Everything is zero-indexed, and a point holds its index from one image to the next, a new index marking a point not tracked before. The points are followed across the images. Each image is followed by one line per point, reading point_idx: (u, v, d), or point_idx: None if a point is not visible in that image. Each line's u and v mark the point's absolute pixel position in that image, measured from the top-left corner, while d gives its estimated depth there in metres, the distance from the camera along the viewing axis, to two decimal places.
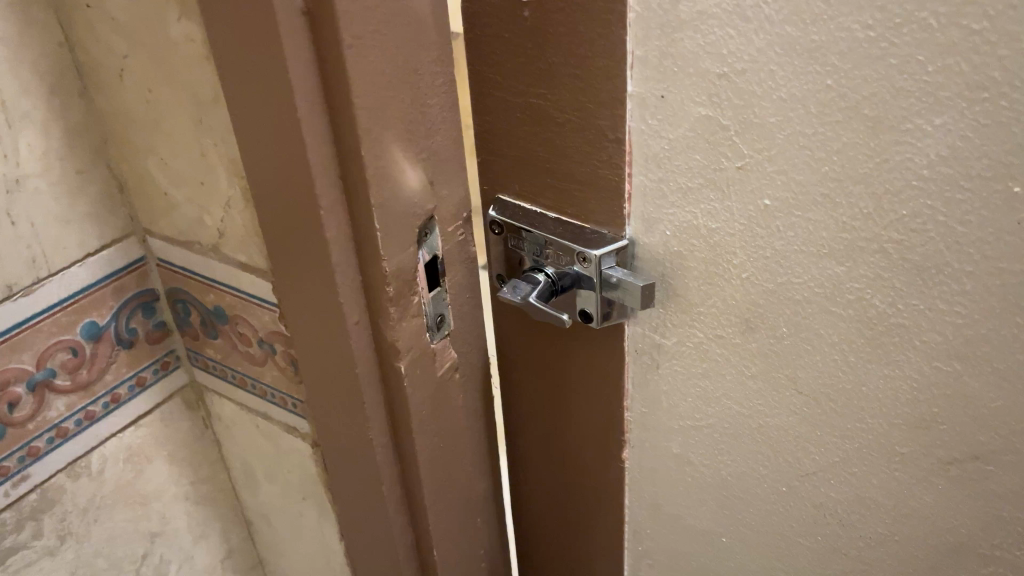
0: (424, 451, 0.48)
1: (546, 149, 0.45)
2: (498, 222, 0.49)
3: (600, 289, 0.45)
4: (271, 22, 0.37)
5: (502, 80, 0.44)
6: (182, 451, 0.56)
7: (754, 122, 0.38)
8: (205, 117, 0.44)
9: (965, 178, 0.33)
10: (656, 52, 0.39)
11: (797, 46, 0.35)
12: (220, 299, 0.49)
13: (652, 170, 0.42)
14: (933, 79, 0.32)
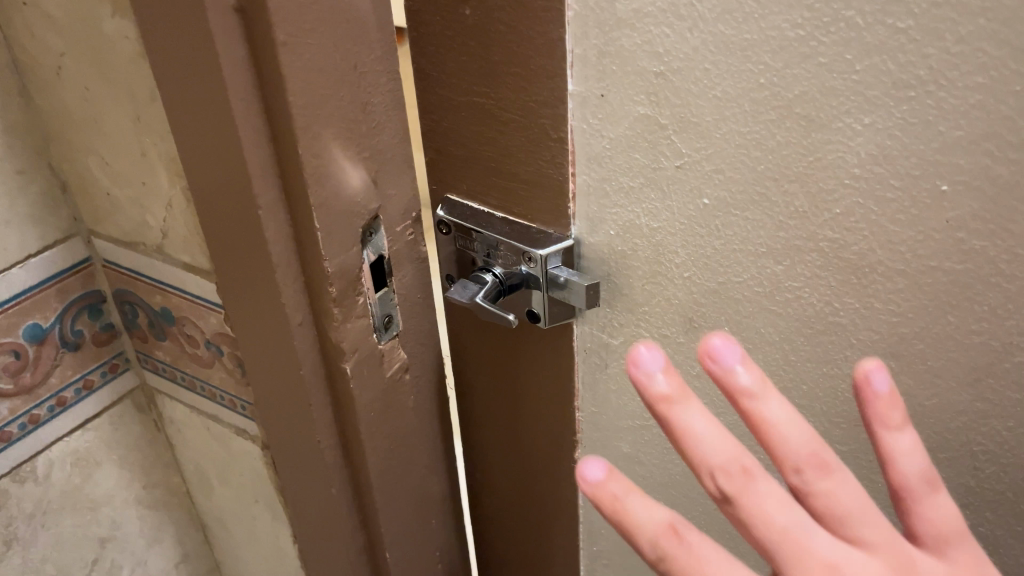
0: (373, 452, 0.49)
1: (490, 146, 0.44)
2: (447, 221, 0.48)
3: (547, 288, 0.44)
4: (190, 22, 0.35)
5: (446, 78, 0.43)
6: (133, 453, 0.59)
7: (691, 122, 0.36)
8: (143, 117, 0.42)
9: (894, 177, 0.32)
10: (594, 51, 0.37)
11: (731, 44, 0.33)
12: (167, 305, 0.50)
13: (595, 170, 0.41)
14: (861, 78, 0.31)
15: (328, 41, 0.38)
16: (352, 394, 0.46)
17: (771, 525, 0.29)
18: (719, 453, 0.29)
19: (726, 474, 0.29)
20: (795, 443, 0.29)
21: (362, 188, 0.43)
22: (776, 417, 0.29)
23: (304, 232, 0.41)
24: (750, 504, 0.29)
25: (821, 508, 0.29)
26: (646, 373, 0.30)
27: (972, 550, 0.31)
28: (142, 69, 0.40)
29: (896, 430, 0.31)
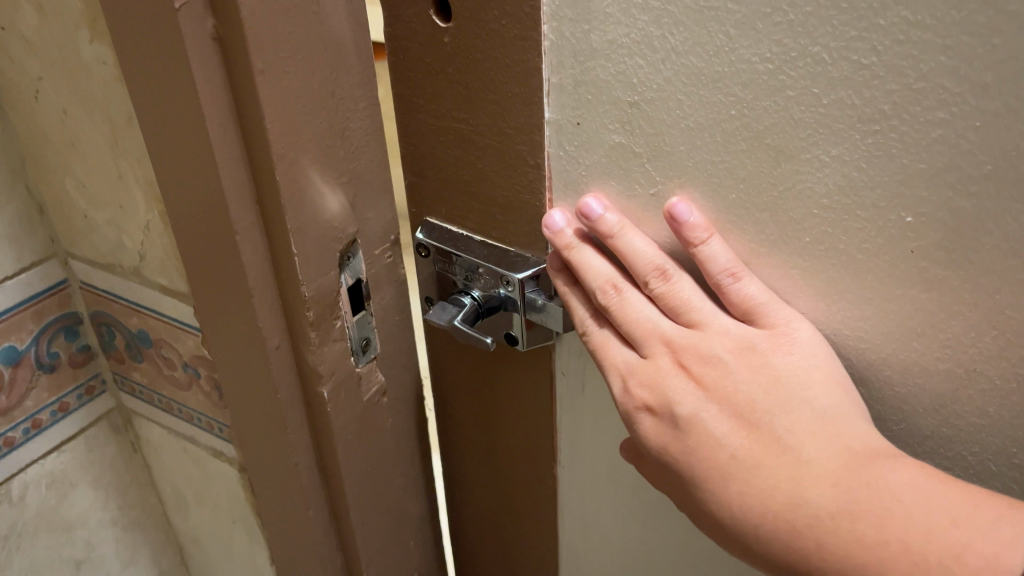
0: (350, 475, 0.49)
1: (468, 170, 0.44)
2: (426, 244, 0.48)
3: (525, 311, 0.45)
4: (166, 49, 0.35)
5: (424, 103, 0.43)
6: (108, 474, 0.58)
7: (664, 150, 0.37)
8: (120, 141, 0.42)
9: (861, 209, 0.33)
10: (569, 80, 0.38)
11: (702, 76, 0.34)
12: (144, 328, 0.50)
13: (571, 196, 0.41)
14: (829, 111, 0.32)
15: (304, 68, 0.38)
16: (327, 417, 0.46)
17: (629, 317, 0.38)
18: (598, 274, 0.39)
19: (602, 290, 0.39)
20: (644, 256, 0.38)
21: (339, 212, 0.43)
22: (631, 243, 0.39)
23: (281, 255, 0.41)
24: (616, 309, 0.39)
25: (666, 302, 0.38)
26: (553, 231, 0.40)
27: (793, 323, 0.36)
28: (120, 94, 0.40)
29: (703, 242, 0.37)
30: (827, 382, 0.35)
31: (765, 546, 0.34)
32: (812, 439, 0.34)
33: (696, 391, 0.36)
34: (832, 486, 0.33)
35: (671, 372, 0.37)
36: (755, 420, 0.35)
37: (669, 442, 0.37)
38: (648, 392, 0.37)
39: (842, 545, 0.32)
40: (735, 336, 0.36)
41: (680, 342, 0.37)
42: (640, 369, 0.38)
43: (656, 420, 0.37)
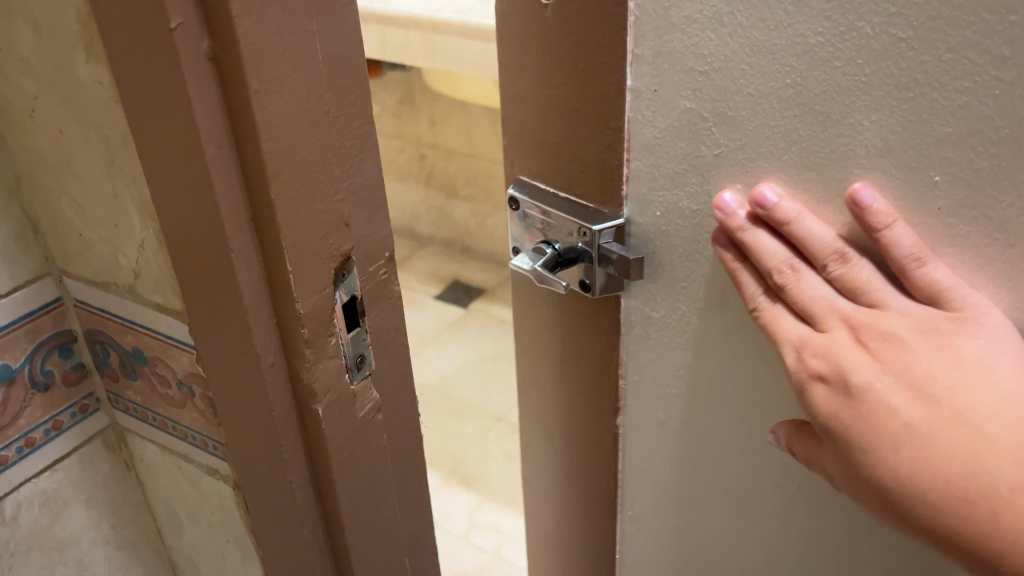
0: (343, 492, 0.49)
1: (568, 135, 0.64)
2: (517, 198, 0.70)
3: (597, 259, 0.65)
4: (163, 69, 0.35)
5: (539, 81, 0.63)
6: (102, 493, 0.58)
7: (729, 115, 0.54)
8: (116, 160, 0.43)
9: (891, 167, 0.49)
10: (651, 52, 0.56)
11: (762, 49, 0.51)
12: (138, 345, 0.50)
13: (645, 156, 0.60)
14: (869, 79, 0.48)
15: (299, 87, 0.39)
16: (323, 433, 0.47)
17: (806, 293, 0.52)
18: (778, 257, 0.53)
19: (781, 271, 0.53)
20: (825, 242, 0.51)
21: (334, 229, 0.43)
22: (809, 229, 0.52)
23: (276, 273, 0.41)
24: (798, 288, 0.52)
25: (848, 285, 0.51)
26: (728, 212, 0.55)
27: (976, 316, 0.48)
28: (115, 114, 0.41)
29: (887, 228, 0.49)
30: (1008, 365, 0.46)
31: (913, 493, 0.45)
32: (993, 418, 0.44)
33: (872, 361, 0.48)
34: (1010, 462, 0.43)
35: (849, 344, 0.49)
36: (933, 393, 0.46)
37: (840, 405, 0.48)
38: (822, 359, 0.50)
39: (1009, 514, 0.43)
40: (914, 318, 0.48)
41: (858, 321, 0.49)
42: (818, 339, 0.50)
43: (828, 387, 0.49)
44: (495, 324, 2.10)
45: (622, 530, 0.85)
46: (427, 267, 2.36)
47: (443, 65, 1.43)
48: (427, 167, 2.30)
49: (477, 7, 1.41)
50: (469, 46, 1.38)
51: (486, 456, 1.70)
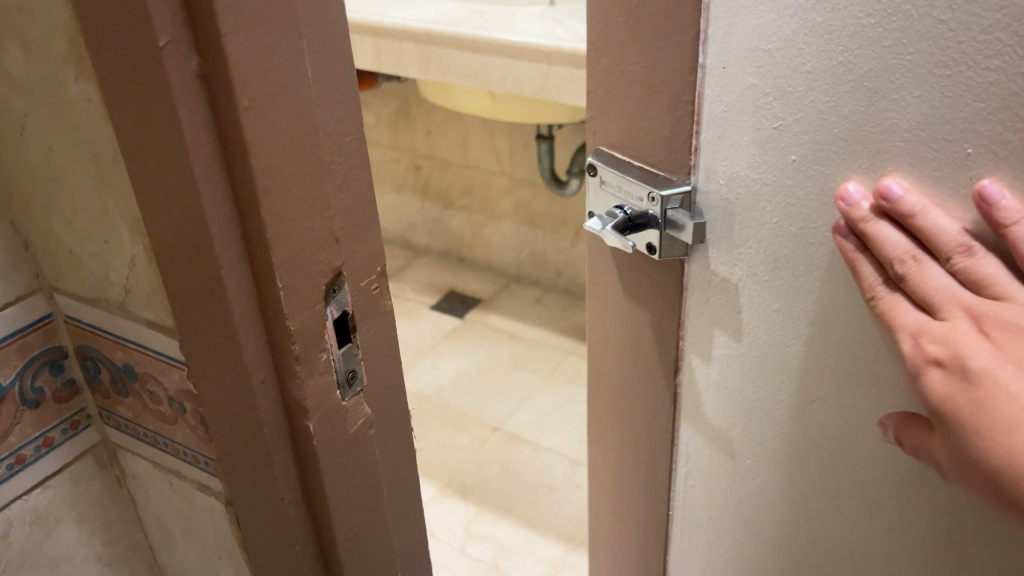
0: (335, 508, 0.49)
1: (636, 109, 0.64)
2: (594, 165, 0.69)
3: (664, 225, 0.65)
4: (152, 88, 0.35)
5: (612, 54, 0.63)
6: (93, 510, 0.58)
7: (787, 92, 0.55)
8: (106, 178, 0.43)
9: (933, 142, 0.50)
10: (720, 32, 0.57)
11: (820, 29, 0.52)
12: (129, 361, 0.50)
13: (713, 129, 0.60)
14: (912, 58, 0.49)
15: (290, 102, 0.39)
16: (313, 449, 0.46)
17: (927, 283, 0.51)
18: (900, 247, 0.52)
19: (903, 261, 0.52)
20: (949, 234, 0.51)
21: (324, 244, 0.43)
22: (932, 221, 0.51)
23: (266, 290, 0.41)
24: (920, 278, 0.52)
25: (972, 277, 0.50)
26: (849, 202, 0.54)
27: None
28: (104, 131, 0.40)
29: (1014, 222, 0.48)
30: None
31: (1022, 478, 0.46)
32: None
33: (993, 349, 0.47)
34: None
35: (969, 333, 0.49)
36: None
37: (955, 391, 0.48)
38: (941, 346, 0.50)
39: None
40: None
41: (980, 311, 0.49)
42: (938, 327, 0.50)
43: (944, 372, 0.49)
44: (492, 334, 2.09)
45: (678, 523, 0.87)
46: (424, 278, 2.36)
47: (438, 78, 1.44)
48: (423, 178, 2.31)
49: (471, 20, 1.41)
50: (464, 58, 1.38)
51: (482, 467, 1.70)
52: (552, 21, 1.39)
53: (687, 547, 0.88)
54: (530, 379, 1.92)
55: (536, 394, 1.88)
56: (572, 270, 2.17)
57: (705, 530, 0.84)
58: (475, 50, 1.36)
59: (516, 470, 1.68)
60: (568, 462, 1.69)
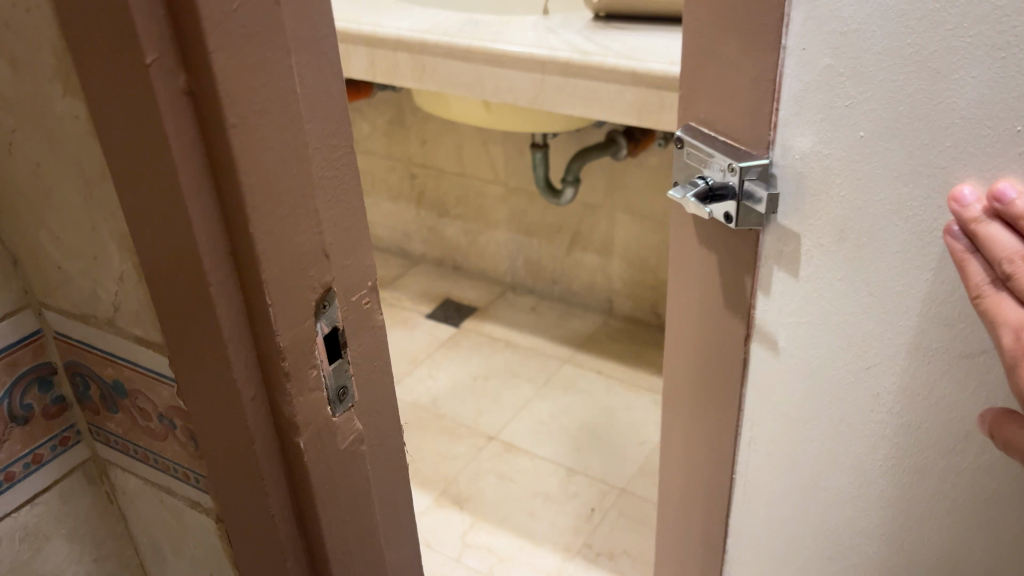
0: (327, 525, 0.49)
1: (726, 87, 0.68)
2: (680, 138, 0.74)
3: (741, 197, 0.70)
4: (139, 103, 0.35)
5: (706, 36, 0.68)
6: (83, 526, 0.57)
7: (857, 72, 0.59)
8: (94, 194, 0.42)
9: (988, 119, 0.55)
10: (800, 14, 0.61)
11: (891, 13, 0.56)
12: (119, 378, 0.50)
13: (791, 106, 0.65)
14: (972, 40, 0.53)
15: (279, 119, 0.38)
16: (304, 465, 0.46)
17: None
18: (1009, 249, 0.54)
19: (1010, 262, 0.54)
20: None
21: (314, 260, 0.43)
22: None
23: (255, 307, 0.41)
24: None
25: None
26: (963, 203, 0.56)
27: None
28: (92, 148, 0.40)
29: None
30: None
31: None
32: None
33: None
34: None
35: None
36: None
37: None
38: None
39: None
40: None
41: None
42: None
43: None
44: (487, 343, 2.09)
45: (742, 496, 0.90)
46: (418, 287, 2.35)
47: (432, 87, 1.44)
48: (418, 187, 2.31)
49: (465, 30, 1.42)
50: (457, 68, 1.39)
51: (478, 476, 1.69)
52: (545, 31, 1.39)
53: (750, 510, 0.90)
54: (526, 388, 1.92)
55: (532, 403, 1.88)
56: (567, 278, 2.18)
57: (767, 493, 0.87)
58: (469, 59, 1.36)
59: (512, 479, 1.68)
60: (564, 471, 1.69)
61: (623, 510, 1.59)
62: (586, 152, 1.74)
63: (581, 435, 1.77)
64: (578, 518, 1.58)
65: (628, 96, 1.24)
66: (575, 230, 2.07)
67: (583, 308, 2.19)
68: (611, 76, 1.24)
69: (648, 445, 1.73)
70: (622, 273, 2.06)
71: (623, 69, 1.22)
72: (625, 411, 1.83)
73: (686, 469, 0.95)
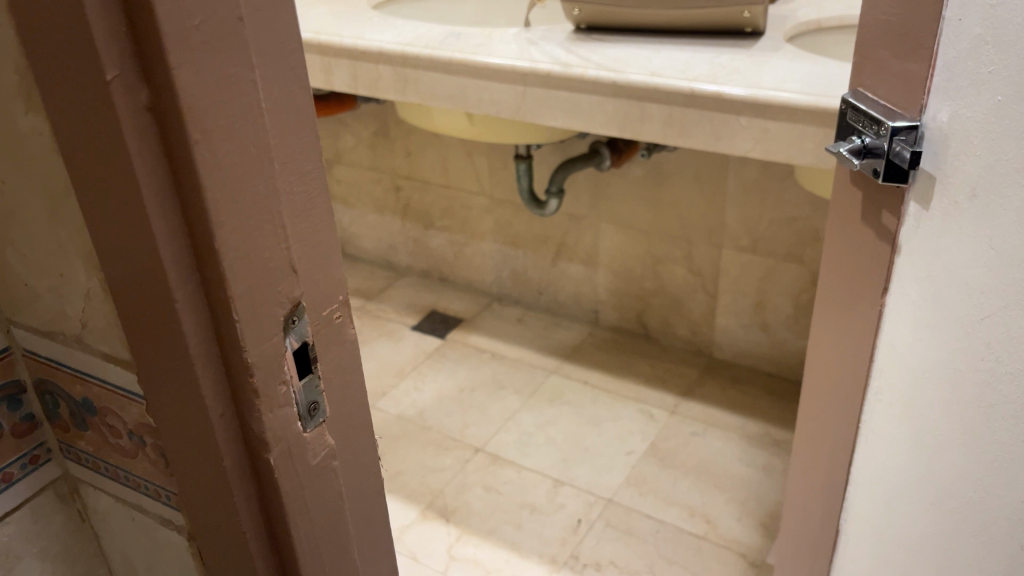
0: (301, 542, 0.48)
1: (891, 50, 0.70)
2: (845, 100, 0.76)
3: (889, 156, 0.70)
4: (101, 118, 0.35)
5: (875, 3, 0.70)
6: (55, 546, 0.57)
7: (1002, 40, 0.60)
8: (58, 211, 0.42)
9: None
10: None
11: None
12: (88, 395, 0.50)
13: (943, 73, 0.65)
14: None
15: (246, 134, 0.38)
16: (275, 481, 0.46)
17: None
18: None
19: None
20: None
21: (283, 275, 0.42)
22: None
23: (223, 323, 0.41)
24: None
25: None
26: None
27: None
28: (56, 165, 0.40)
29: None
30: None
31: None
32: None
33: None
34: None
35: None
36: None
37: None
38: None
39: None
40: None
41: None
42: None
43: None
44: (473, 354, 2.09)
45: (858, 461, 0.89)
46: (405, 298, 2.35)
47: (415, 99, 1.44)
48: (403, 199, 2.31)
49: (447, 42, 1.42)
50: (440, 80, 1.39)
51: (464, 489, 1.68)
52: (527, 43, 1.40)
53: (866, 473, 0.89)
54: (512, 400, 1.92)
55: (518, 414, 1.87)
56: (553, 289, 2.18)
57: (882, 453, 0.85)
58: (451, 71, 1.37)
59: (499, 491, 1.67)
60: (551, 482, 1.68)
61: (610, 520, 1.59)
62: (571, 163, 1.74)
63: (568, 446, 1.77)
64: (565, 529, 1.57)
65: (610, 108, 1.25)
66: (561, 240, 2.07)
67: (570, 319, 2.19)
68: (592, 88, 1.25)
69: (634, 455, 1.74)
70: (608, 284, 2.06)
71: (603, 81, 1.23)
72: (612, 421, 1.83)
73: (816, 434, 0.97)
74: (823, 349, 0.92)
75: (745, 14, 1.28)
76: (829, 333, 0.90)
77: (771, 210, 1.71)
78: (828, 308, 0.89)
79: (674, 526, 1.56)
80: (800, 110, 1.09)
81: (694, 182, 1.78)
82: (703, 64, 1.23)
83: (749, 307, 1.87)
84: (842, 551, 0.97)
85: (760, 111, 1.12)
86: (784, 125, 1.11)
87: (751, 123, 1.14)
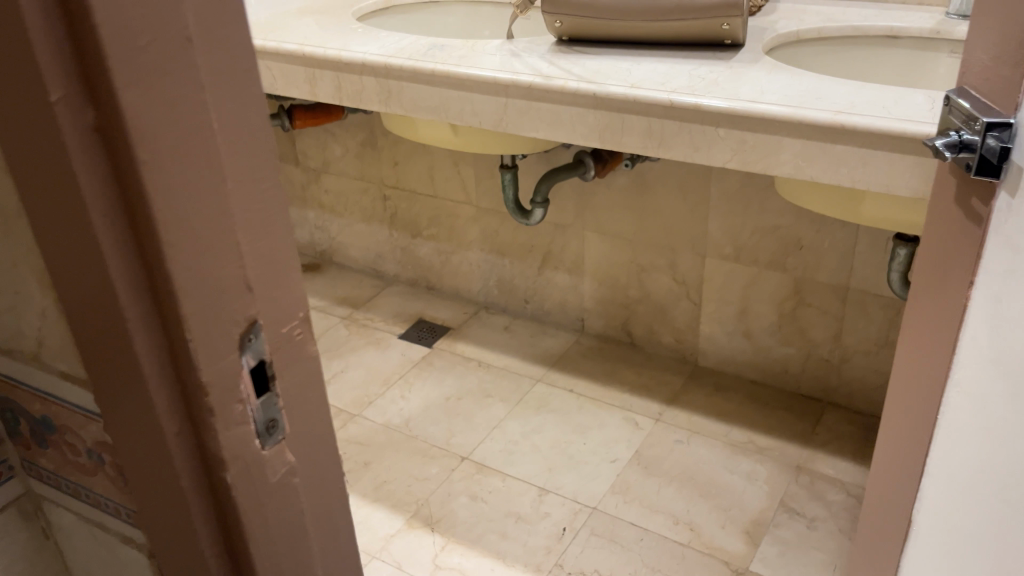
0: (261, 560, 0.48)
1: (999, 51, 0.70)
2: (948, 96, 0.76)
3: (981, 152, 0.71)
4: (49, 139, 0.35)
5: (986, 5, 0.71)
6: (19, 564, 0.56)
7: None
8: (12, 231, 0.42)
9: None
10: None
11: None
12: (47, 414, 0.49)
13: None
14: None
15: (198, 154, 0.38)
16: (232, 499, 0.45)
17: None
18: None
19: None
20: None
21: (238, 294, 0.42)
22: None
23: (176, 342, 0.41)
24: None
25: None
26: None
27: None
28: (8, 187, 0.40)
29: None
30: None
31: None
32: None
33: None
34: None
35: None
36: None
37: None
38: None
39: None
40: None
41: None
42: None
43: None
44: (460, 362, 2.09)
45: (935, 452, 0.88)
46: (392, 307, 2.35)
47: (398, 111, 1.45)
48: (390, 209, 2.31)
49: (431, 54, 1.42)
50: (423, 91, 1.39)
51: (449, 498, 1.68)
52: (510, 55, 1.40)
53: (943, 467, 0.86)
54: (498, 408, 1.92)
55: (504, 422, 1.87)
56: (539, 297, 2.18)
57: (961, 448, 0.83)
58: (435, 82, 1.37)
59: (484, 500, 1.67)
60: (536, 490, 1.68)
61: (595, 529, 1.58)
62: (556, 174, 1.73)
63: (554, 454, 1.77)
64: (550, 538, 1.57)
65: (591, 119, 1.25)
66: (547, 249, 2.08)
67: (556, 327, 2.19)
68: (573, 99, 1.25)
69: (619, 463, 1.74)
70: (594, 292, 2.07)
71: (585, 93, 1.23)
72: (597, 429, 1.83)
73: (898, 428, 0.95)
74: (909, 341, 0.90)
75: (724, 26, 1.29)
76: (914, 323, 0.88)
77: (755, 218, 1.72)
78: (918, 299, 0.87)
79: (658, 534, 1.56)
80: (777, 122, 1.09)
81: (678, 192, 1.78)
82: (682, 75, 1.24)
83: (733, 315, 1.87)
84: (910, 550, 0.94)
85: (738, 122, 1.12)
86: (762, 137, 1.12)
87: (730, 134, 1.14)
